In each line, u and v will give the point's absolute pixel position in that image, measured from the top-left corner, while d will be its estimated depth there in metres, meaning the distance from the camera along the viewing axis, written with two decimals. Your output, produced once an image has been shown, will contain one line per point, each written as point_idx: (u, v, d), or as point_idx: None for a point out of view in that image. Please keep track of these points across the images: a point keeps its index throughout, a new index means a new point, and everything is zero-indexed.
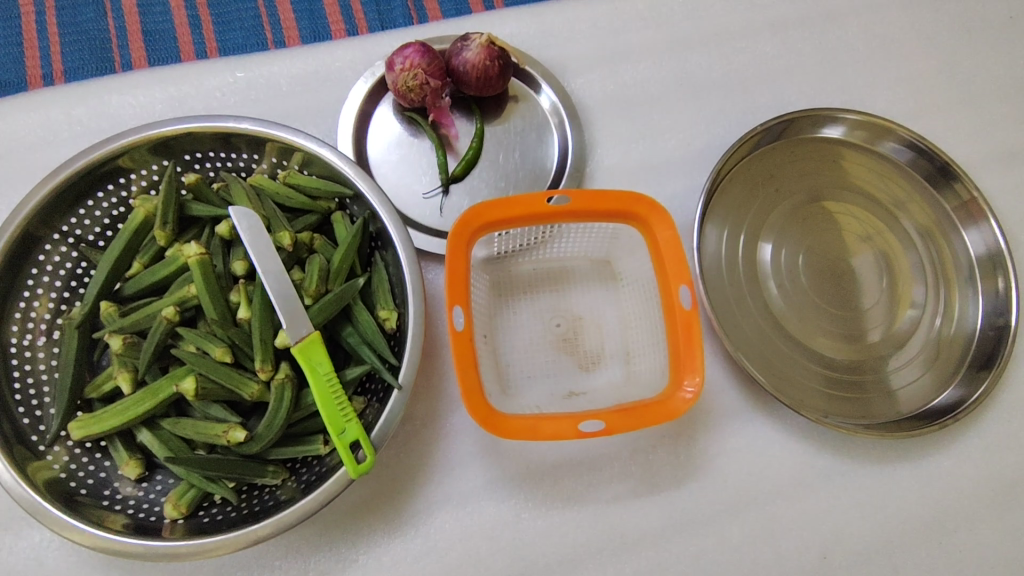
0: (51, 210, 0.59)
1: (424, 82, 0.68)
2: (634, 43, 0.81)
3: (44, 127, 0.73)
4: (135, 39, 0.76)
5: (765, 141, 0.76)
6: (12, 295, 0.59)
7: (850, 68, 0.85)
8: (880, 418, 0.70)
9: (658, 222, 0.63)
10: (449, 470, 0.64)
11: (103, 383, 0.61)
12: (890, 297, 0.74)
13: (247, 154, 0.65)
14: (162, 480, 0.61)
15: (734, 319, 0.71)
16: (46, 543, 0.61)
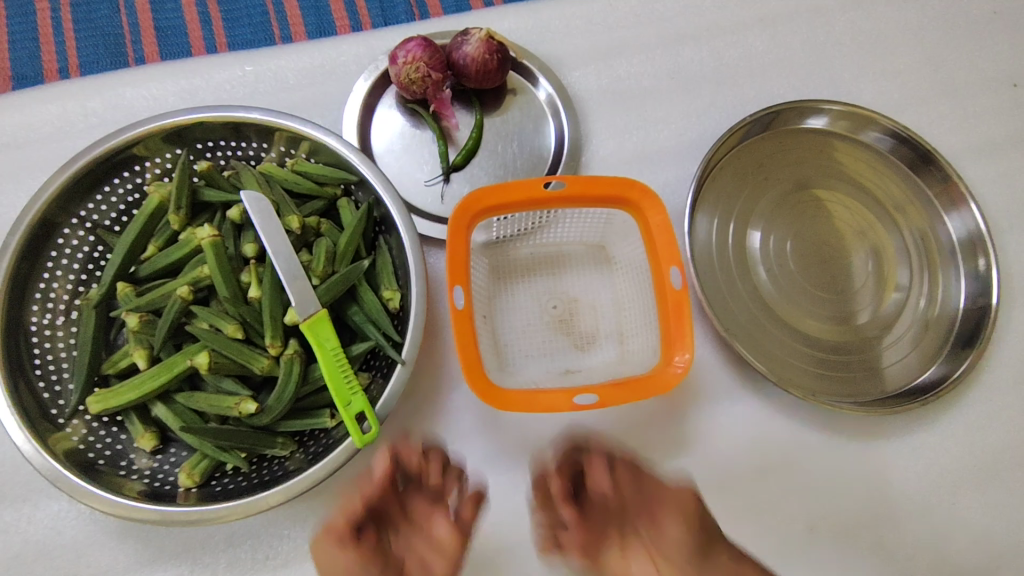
0: (70, 195, 0.62)
1: (426, 74, 0.71)
2: (628, 38, 0.84)
3: (60, 118, 0.75)
4: (147, 35, 0.80)
5: (754, 132, 0.79)
6: (32, 276, 0.62)
7: (837, 62, 0.88)
8: (866, 397, 0.72)
9: (650, 207, 0.65)
10: (450, 444, 0.67)
11: (120, 359, 0.64)
12: (876, 281, 0.77)
13: (256, 143, 0.68)
14: (175, 452, 0.64)
15: (724, 302, 0.74)
16: (64, 513, 0.63)
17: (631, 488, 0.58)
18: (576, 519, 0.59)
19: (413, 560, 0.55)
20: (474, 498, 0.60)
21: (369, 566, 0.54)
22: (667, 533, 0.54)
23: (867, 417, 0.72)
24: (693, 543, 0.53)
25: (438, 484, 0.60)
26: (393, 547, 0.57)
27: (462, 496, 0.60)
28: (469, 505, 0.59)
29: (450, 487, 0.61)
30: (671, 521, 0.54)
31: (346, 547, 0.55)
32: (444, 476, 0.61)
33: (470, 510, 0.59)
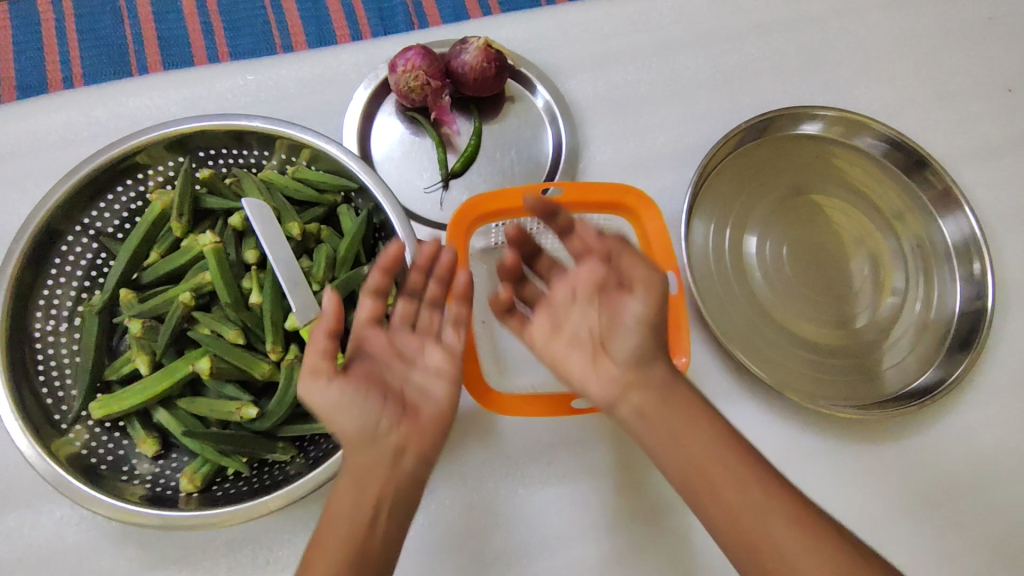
0: (73, 203, 0.63)
1: (425, 82, 0.72)
2: (625, 46, 0.85)
3: (64, 127, 0.76)
4: (150, 44, 0.82)
5: (749, 139, 0.80)
6: (36, 284, 0.62)
7: (832, 68, 0.88)
8: (863, 400, 0.73)
9: (647, 213, 0.66)
10: (450, 449, 0.67)
11: (121, 366, 0.65)
12: (873, 284, 0.78)
13: (258, 150, 0.69)
14: (177, 457, 0.64)
15: (721, 306, 0.75)
16: (66, 518, 0.64)
17: (609, 247, 0.57)
18: (545, 321, 0.59)
19: (411, 393, 0.55)
20: (464, 317, 0.59)
21: (362, 397, 0.52)
22: (622, 323, 0.56)
23: (865, 420, 0.73)
24: (645, 346, 0.56)
25: (426, 287, 0.58)
26: (385, 369, 0.55)
27: (450, 318, 0.58)
28: (455, 330, 0.58)
29: (438, 274, 0.58)
30: (633, 294, 0.56)
31: (334, 381, 0.51)
32: (433, 266, 0.58)
33: (457, 333, 0.58)
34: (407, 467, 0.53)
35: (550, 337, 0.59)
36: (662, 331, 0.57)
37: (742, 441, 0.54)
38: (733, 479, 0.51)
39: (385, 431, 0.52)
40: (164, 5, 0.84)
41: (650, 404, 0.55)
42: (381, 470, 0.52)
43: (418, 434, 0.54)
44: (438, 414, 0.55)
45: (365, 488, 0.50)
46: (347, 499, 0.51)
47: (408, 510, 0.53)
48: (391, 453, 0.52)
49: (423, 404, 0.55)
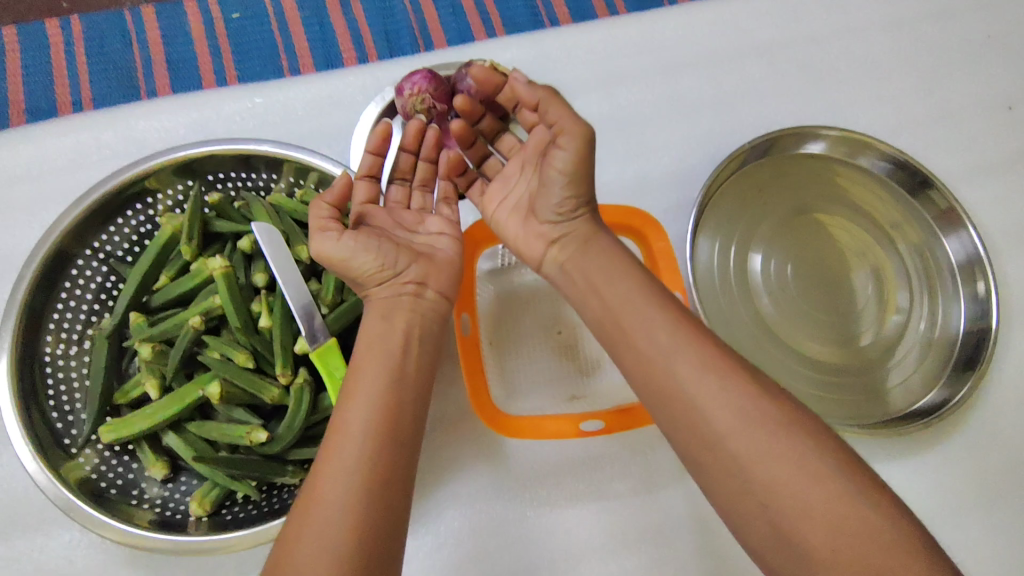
0: (85, 227, 0.63)
1: (431, 106, 0.71)
2: (629, 67, 0.85)
3: (73, 150, 0.76)
4: (159, 68, 0.83)
5: (753, 158, 0.80)
6: (46, 308, 0.63)
7: (834, 87, 0.89)
8: (868, 419, 0.73)
9: (654, 234, 0.68)
10: (457, 471, 0.67)
11: (131, 390, 0.65)
12: (877, 303, 0.78)
13: (266, 174, 0.70)
14: (186, 481, 0.64)
15: (728, 326, 0.75)
16: (75, 543, 0.64)
17: (537, 97, 0.57)
18: (499, 187, 0.65)
19: (419, 246, 0.62)
20: (451, 193, 0.68)
21: (376, 242, 0.58)
22: (551, 176, 0.58)
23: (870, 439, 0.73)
24: (572, 199, 0.59)
25: (415, 169, 0.67)
26: (392, 232, 0.62)
27: (440, 197, 0.67)
28: (446, 205, 0.67)
29: (424, 154, 0.67)
30: (559, 143, 0.56)
31: (343, 235, 0.57)
32: (419, 147, 0.66)
33: (449, 207, 0.67)
34: (429, 299, 0.60)
35: (497, 201, 0.64)
36: (590, 183, 0.59)
37: (668, 328, 0.54)
38: (664, 361, 0.53)
39: (404, 269, 0.59)
40: (173, 28, 0.86)
41: (569, 258, 0.61)
42: (406, 302, 0.58)
43: (433, 273, 0.60)
44: (451, 258, 0.62)
45: (393, 317, 0.57)
46: (371, 335, 0.56)
47: (435, 338, 0.60)
48: (413, 287, 0.59)
49: (433, 253, 0.62)
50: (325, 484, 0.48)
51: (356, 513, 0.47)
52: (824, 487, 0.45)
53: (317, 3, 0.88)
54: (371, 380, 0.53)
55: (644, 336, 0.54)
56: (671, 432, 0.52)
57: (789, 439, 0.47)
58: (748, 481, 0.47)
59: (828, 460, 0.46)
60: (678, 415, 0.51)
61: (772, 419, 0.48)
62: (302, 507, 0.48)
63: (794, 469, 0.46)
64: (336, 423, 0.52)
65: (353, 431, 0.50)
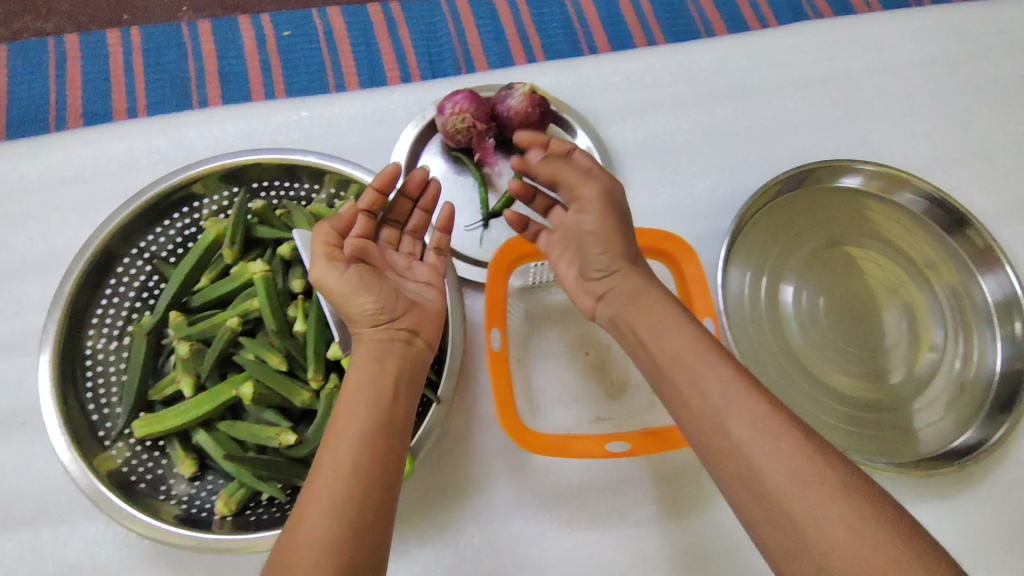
0: (132, 228, 0.66)
1: (471, 125, 0.75)
2: (665, 96, 0.87)
3: (125, 153, 0.79)
4: (211, 80, 0.87)
5: (786, 189, 0.81)
6: (91, 303, 0.65)
7: (870, 123, 0.89)
8: (903, 457, 0.71)
9: (686, 259, 0.68)
10: (480, 487, 0.67)
11: (166, 386, 0.67)
12: (909, 340, 0.77)
13: (308, 184, 0.72)
14: (212, 480, 0.65)
15: (757, 355, 0.75)
16: (98, 536, 0.66)
17: (551, 168, 0.61)
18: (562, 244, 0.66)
19: (408, 294, 0.62)
20: (444, 244, 0.67)
21: (377, 284, 0.59)
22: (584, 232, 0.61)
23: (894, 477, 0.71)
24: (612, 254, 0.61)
25: (411, 215, 0.68)
26: (383, 272, 0.62)
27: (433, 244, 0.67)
28: (436, 253, 0.67)
29: (423, 203, 0.68)
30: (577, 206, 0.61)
31: (348, 269, 0.58)
32: (420, 195, 0.68)
33: (439, 254, 0.67)
34: (419, 347, 0.60)
35: (558, 258, 0.66)
36: (622, 238, 0.61)
37: (704, 363, 0.55)
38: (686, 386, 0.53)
39: (400, 316, 0.59)
40: (226, 42, 0.89)
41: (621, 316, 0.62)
42: (397, 348, 0.58)
43: (425, 323, 0.61)
44: (438, 309, 0.63)
45: (386, 361, 0.57)
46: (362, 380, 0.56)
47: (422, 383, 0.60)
48: (405, 335, 0.59)
49: (423, 302, 0.63)
50: (303, 537, 0.47)
51: (335, 568, 0.45)
52: (858, 535, 0.45)
53: (364, 24, 0.91)
54: (353, 428, 0.53)
55: (685, 371, 0.56)
56: (714, 470, 0.53)
57: (824, 486, 0.47)
58: (783, 524, 0.48)
59: (863, 509, 0.46)
60: (718, 453, 0.53)
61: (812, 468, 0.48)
62: (288, 547, 0.47)
63: (827, 515, 0.46)
64: (321, 471, 0.51)
65: (341, 472, 0.50)
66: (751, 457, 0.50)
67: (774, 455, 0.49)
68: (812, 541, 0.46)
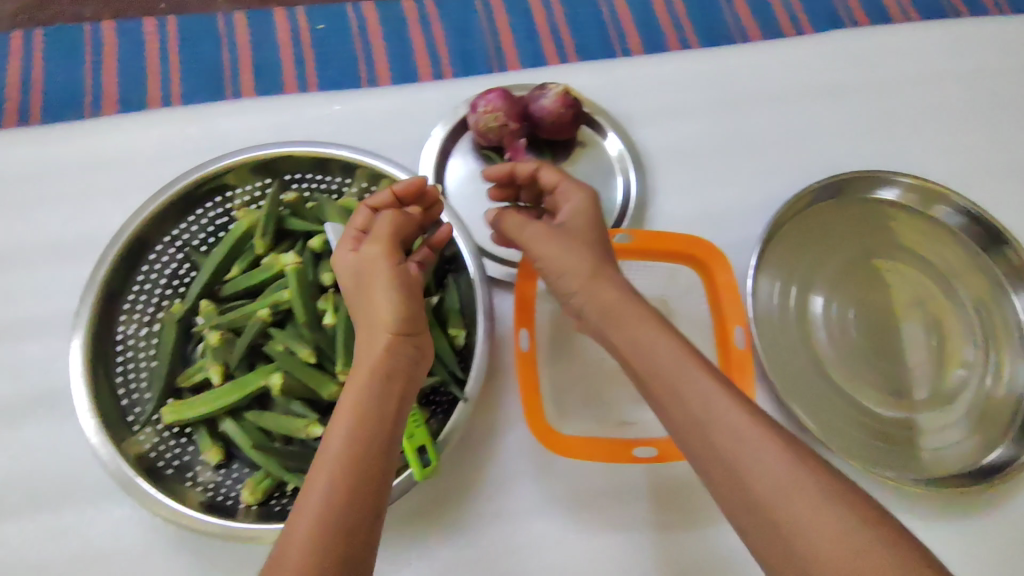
0: (167, 215, 0.67)
1: (504, 123, 0.75)
2: (697, 100, 0.86)
3: (160, 142, 0.80)
4: (246, 71, 0.87)
5: (819, 199, 0.81)
6: (124, 288, 0.66)
7: (905, 135, 0.88)
8: (928, 473, 0.71)
9: (718, 267, 0.68)
10: (503, 487, 0.67)
11: (194, 374, 0.68)
12: (939, 355, 0.76)
13: (340, 177, 0.72)
14: (238, 468, 0.66)
15: (784, 365, 0.74)
16: (123, 520, 0.67)
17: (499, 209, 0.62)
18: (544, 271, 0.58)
19: None
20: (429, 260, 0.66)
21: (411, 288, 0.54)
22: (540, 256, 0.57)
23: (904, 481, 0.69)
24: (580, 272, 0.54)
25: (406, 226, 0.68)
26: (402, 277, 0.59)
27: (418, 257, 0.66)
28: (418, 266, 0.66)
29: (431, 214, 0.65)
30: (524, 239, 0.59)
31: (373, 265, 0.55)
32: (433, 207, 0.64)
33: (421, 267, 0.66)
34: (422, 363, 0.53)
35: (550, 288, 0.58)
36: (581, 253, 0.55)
37: (699, 353, 0.51)
38: None
39: (417, 331, 0.52)
40: (261, 33, 0.90)
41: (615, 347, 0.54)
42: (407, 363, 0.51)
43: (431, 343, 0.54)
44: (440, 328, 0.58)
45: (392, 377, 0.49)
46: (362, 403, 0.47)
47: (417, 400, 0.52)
48: (415, 350, 0.52)
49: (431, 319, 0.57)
50: None
51: None
52: (856, 543, 0.40)
53: (398, 20, 0.91)
54: (339, 455, 0.45)
55: (666, 360, 0.50)
56: (702, 475, 0.47)
57: (830, 490, 0.44)
58: (776, 534, 0.42)
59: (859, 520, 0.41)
60: (702, 453, 0.47)
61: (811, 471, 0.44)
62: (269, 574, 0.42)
63: (819, 523, 0.41)
64: (300, 509, 0.44)
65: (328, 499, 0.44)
66: (740, 456, 0.45)
67: (769, 456, 0.44)
68: (805, 552, 0.41)
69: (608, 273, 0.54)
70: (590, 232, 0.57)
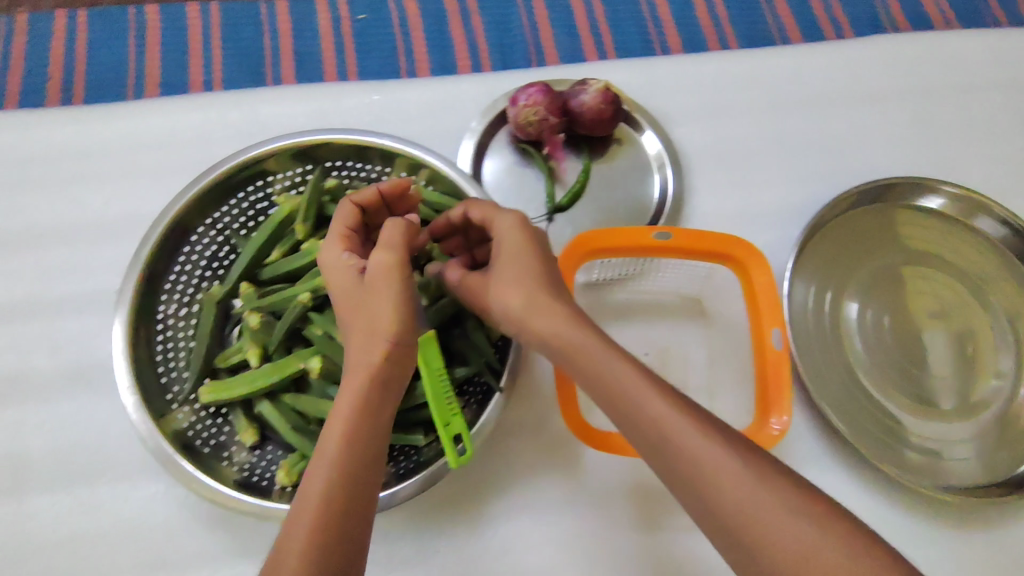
0: (210, 197, 0.67)
1: (544, 118, 0.76)
2: (736, 102, 0.86)
3: (201, 125, 0.81)
4: (286, 58, 0.88)
5: (860, 204, 0.81)
6: (166, 268, 0.66)
7: (945, 142, 0.87)
8: (960, 483, 0.70)
9: (756, 267, 0.67)
10: (533, 479, 0.67)
11: (232, 355, 0.69)
12: (973, 366, 0.75)
13: (380, 166, 0.72)
14: (272, 450, 0.67)
15: (818, 369, 0.74)
16: (157, 496, 0.68)
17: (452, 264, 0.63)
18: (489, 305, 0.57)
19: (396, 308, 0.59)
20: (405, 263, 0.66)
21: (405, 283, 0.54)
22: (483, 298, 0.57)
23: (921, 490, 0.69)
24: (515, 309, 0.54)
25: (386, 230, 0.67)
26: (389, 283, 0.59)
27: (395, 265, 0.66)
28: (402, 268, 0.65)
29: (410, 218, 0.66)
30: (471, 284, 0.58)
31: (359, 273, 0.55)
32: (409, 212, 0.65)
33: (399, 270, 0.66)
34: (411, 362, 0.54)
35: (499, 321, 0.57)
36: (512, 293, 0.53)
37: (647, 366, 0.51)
38: None
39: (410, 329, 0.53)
40: (302, 21, 0.90)
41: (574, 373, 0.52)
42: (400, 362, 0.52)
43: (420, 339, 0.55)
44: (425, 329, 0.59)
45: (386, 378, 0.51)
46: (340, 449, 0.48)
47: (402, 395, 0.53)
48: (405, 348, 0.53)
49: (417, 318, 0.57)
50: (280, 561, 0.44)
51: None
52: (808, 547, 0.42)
53: (438, 12, 0.91)
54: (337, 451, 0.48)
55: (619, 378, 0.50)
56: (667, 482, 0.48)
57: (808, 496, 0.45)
58: (726, 531, 0.45)
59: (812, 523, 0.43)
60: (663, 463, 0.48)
61: (753, 458, 0.46)
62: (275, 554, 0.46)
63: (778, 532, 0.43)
64: (281, 538, 0.46)
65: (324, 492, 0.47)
66: (694, 459, 0.46)
67: (715, 447, 0.46)
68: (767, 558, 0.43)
69: (541, 304, 0.52)
70: (514, 265, 0.54)
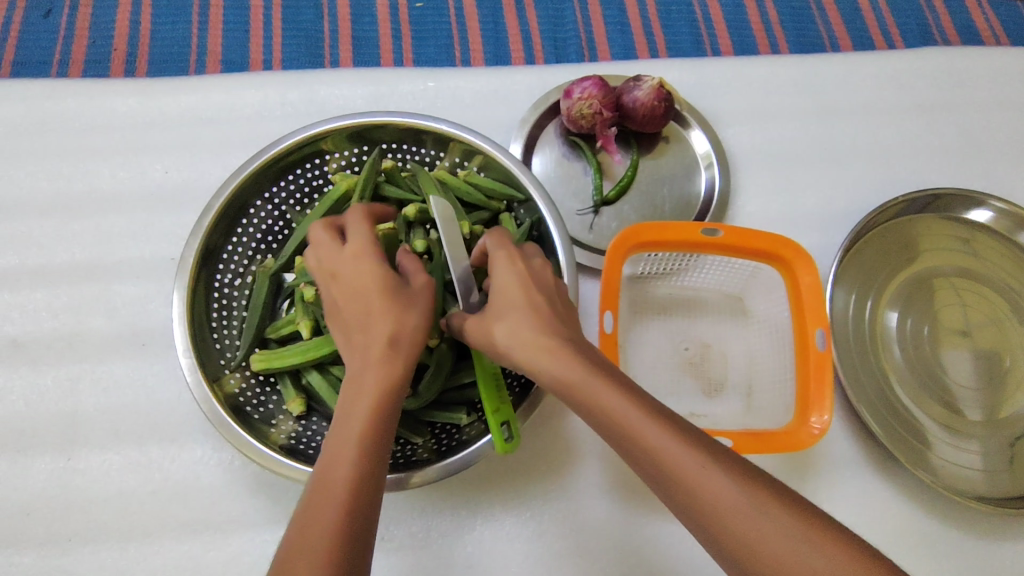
0: (269, 171, 0.68)
1: (597, 112, 0.76)
2: (785, 106, 0.87)
3: (260, 103, 0.83)
4: (344, 42, 0.89)
5: (908, 212, 0.80)
6: (224, 237, 0.68)
7: (994, 157, 0.87)
8: (994, 493, 0.70)
9: (802, 267, 0.68)
10: (569, 465, 0.69)
11: (282, 326, 0.72)
12: (1007, 378, 0.76)
13: (434, 151, 0.74)
14: (316, 422, 0.69)
15: (857, 374, 0.74)
16: (204, 460, 0.70)
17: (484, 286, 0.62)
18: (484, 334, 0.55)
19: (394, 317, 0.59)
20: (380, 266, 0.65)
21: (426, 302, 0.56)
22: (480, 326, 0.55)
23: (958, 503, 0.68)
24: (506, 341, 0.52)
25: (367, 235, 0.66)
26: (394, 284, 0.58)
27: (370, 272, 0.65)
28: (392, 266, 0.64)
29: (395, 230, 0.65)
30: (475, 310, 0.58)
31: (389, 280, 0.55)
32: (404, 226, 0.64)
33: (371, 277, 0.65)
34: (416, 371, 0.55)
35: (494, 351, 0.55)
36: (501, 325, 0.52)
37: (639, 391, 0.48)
38: None
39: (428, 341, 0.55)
40: (361, 7, 0.92)
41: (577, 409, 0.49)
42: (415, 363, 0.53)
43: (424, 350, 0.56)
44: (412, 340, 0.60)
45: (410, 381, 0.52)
46: (358, 437, 0.47)
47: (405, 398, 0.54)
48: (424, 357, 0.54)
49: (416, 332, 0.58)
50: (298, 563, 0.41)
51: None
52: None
53: (494, 4, 0.93)
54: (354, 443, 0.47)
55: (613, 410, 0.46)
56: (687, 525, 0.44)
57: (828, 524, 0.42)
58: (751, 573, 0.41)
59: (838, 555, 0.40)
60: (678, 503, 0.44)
61: (761, 489, 0.43)
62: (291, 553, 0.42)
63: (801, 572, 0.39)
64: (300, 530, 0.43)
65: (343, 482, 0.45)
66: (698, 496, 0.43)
67: (716, 475, 0.43)
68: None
69: (523, 337, 0.50)
70: (500, 298, 0.53)
